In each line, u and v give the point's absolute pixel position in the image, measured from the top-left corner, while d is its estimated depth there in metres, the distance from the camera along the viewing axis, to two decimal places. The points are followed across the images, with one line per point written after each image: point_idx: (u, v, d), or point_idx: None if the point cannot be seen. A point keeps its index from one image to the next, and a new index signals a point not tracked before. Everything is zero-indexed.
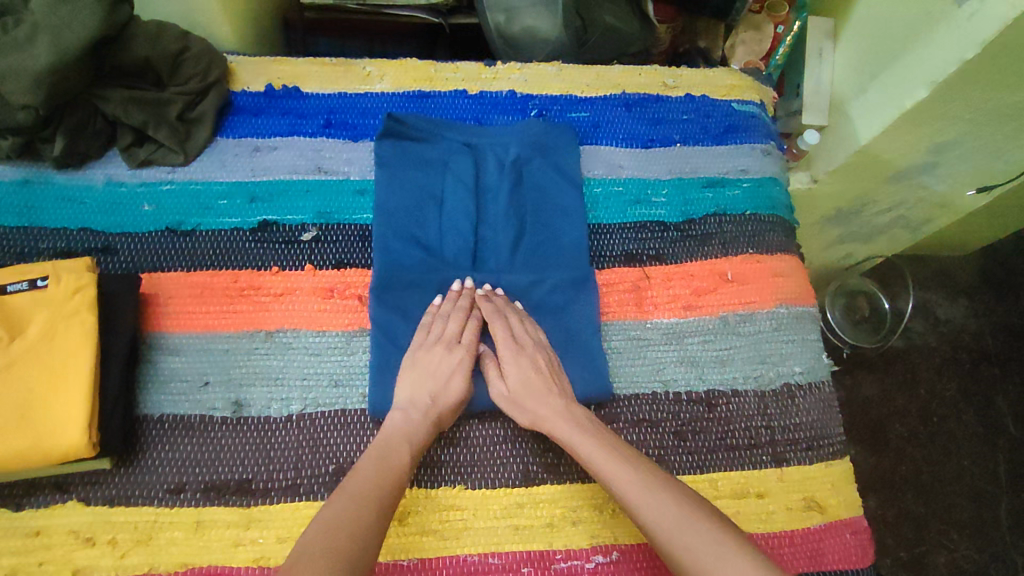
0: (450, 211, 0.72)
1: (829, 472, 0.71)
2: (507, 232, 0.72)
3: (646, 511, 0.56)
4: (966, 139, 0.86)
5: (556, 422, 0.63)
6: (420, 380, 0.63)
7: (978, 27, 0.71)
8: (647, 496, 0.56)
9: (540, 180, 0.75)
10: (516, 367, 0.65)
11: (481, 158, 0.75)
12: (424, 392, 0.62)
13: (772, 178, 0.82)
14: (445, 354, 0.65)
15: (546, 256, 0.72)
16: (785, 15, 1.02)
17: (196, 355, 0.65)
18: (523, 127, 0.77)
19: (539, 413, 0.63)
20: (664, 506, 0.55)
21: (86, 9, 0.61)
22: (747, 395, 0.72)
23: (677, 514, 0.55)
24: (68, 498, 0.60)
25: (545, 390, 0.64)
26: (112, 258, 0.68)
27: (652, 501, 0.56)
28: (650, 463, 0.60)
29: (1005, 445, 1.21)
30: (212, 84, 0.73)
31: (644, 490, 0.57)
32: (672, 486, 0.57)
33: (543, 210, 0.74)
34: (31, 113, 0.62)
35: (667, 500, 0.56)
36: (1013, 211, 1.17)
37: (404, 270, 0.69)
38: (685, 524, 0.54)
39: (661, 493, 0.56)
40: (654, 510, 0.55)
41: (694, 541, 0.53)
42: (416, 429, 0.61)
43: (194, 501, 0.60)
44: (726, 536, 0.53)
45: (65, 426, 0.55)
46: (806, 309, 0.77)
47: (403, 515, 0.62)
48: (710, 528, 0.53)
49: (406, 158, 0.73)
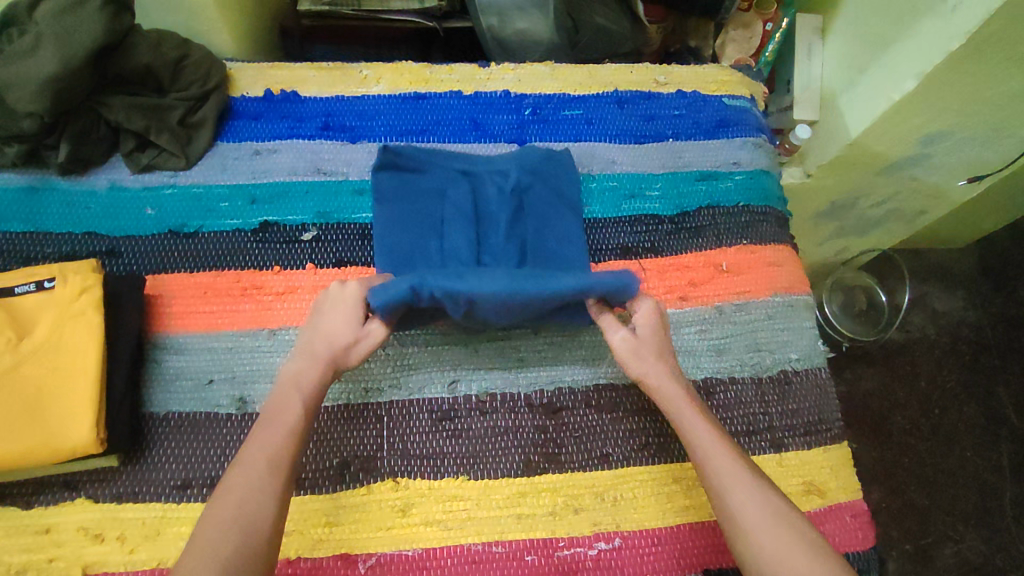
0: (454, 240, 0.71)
1: (828, 457, 0.71)
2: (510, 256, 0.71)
3: (762, 542, 0.53)
4: (954, 130, 0.87)
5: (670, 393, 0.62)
6: (326, 327, 0.61)
7: (963, 18, 0.73)
8: (745, 492, 0.56)
9: (540, 204, 0.75)
10: (636, 350, 0.64)
11: (480, 183, 0.75)
12: (319, 338, 0.60)
13: (764, 171, 0.84)
14: (341, 298, 0.62)
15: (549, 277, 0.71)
16: (773, 13, 1.03)
17: (202, 353, 0.66)
18: (520, 154, 0.77)
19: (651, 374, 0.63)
20: (779, 544, 0.53)
21: (89, 20, 0.62)
22: (744, 382, 0.73)
23: (793, 555, 0.52)
24: (77, 495, 0.60)
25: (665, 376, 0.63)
26: (116, 260, 0.69)
27: (767, 533, 0.53)
28: (770, 486, 0.57)
29: (1007, 435, 1.22)
30: (211, 90, 0.74)
31: (744, 485, 0.56)
32: (793, 520, 0.55)
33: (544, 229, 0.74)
34: (35, 120, 0.64)
35: (786, 534, 0.53)
36: (1006, 202, 1.18)
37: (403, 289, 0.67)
38: (797, 564, 0.51)
39: (781, 525, 0.54)
40: (775, 543, 0.53)
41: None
42: (304, 381, 0.58)
43: (200, 496, 0.61)
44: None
45: (73, 424, 0.56)
46: (800, 298, 0.78)
47: (407, 506, 0.63)
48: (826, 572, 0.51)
49: (404, 190, 0.73)
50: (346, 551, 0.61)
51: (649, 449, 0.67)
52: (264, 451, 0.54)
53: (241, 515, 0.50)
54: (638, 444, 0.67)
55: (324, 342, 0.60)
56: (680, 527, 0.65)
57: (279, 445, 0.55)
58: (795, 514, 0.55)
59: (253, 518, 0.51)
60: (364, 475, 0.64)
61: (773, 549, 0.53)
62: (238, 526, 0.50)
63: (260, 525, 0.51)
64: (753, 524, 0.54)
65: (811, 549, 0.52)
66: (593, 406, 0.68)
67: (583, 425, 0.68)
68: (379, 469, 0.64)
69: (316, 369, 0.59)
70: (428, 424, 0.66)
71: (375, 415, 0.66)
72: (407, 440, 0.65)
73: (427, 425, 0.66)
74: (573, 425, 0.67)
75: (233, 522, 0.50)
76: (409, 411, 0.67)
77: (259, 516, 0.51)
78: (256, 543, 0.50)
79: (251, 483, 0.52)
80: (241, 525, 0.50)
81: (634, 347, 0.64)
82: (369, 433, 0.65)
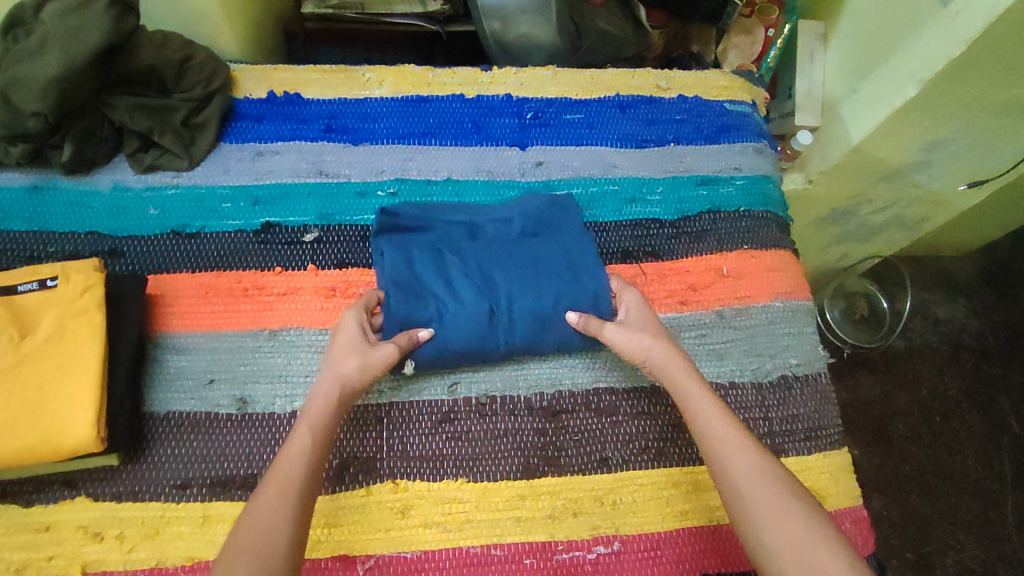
0: (462, 302, 0.67)
1: (828, 463, 0.71)
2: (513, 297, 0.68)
3: (760, 503, 0.53)
4: (956, 137, 0.88)
5: (672, 366, 0.63)
6: (337, 356, 0.61)
7: (964, 25, 0.73)
8: (740, 456, 0.56)
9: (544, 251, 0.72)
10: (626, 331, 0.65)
11: (486, 235, 0.73)
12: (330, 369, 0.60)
13: (765, 176, 0.84)
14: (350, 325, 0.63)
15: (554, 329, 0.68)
16: (774, 19, 1.04)
17: (202, 353, 0.66)
18: (526, 207, 0.75)
19: (650, 355, 0.64)
20: (775, 506, 0.53)
21: (95, 20, 0.63)
22: (744, 387, 0.73)
23: (790, 517, 0.52)
24: (76, 494, 0.60)
25: (663, 350, 0.64)
26: (119, 260, 0.69)
27: (766, 495, 0.54)
28: (769, 454, 0.58)
29: (1009, 443, 1.22)
30: (216, 91, 0.75)
31: (741, 450, 0.57)
32: (790, 485, 0.55)
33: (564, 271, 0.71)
34: (40, 120, 0.64)
35: (785, 500, 0.53)
36: (1008, 210, 1.19)
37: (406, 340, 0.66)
38: (793, 525, 0.52)
39: (778, 489, 0.54)
40: (772, 505, 0.53)
41: (798, 543, 0.50)
42: (312, 414, 0.57)
43: (200, 496, 0.61)
44: (832, 543, 0.50)
45: (73, 422, 0.56)
46: (801, 303, 0.78)
47: (406, 507, 0.63)
48: (820, 533, 0.51)
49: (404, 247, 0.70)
50: (345, 552, 0.61)
51: (649, 452, 0.67)
52: (276, 482, 0.52)
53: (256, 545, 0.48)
54: (638, 447, 0.67)
55: (335, 371, 0.60)
56: (679, 532, 0.65)
57: (295, 475, 0.53)
58: (792, 481, 0.56)
59: (265, 536, 0.49)
60: (364, 476, 0.64)
61: (769, 510, 0.53)
62: (259, 553, 0.48)
63: (277, 551, 0.49)
64: (752, 486, 0.54)
65: (807, 512, 0.53)
66: (593, 409, 0.69)
67: (583, 428, 0.68)
68: (378, 470, 0.64)
69: (325, 401, 0.58)
70: (429, 426, 0.66)
71: (375, 416, 0.66)
72: (407, 442, 0.65)
73: (426, 427, 0.66)
74: (573, 428, 0.67)
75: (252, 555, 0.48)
76: (408, 413, 0.67)
77: (279, 541, 0.49)
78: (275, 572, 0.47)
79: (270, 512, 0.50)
80: (263, 555, 0.48)
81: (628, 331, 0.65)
82: (368, 434, 0.65)
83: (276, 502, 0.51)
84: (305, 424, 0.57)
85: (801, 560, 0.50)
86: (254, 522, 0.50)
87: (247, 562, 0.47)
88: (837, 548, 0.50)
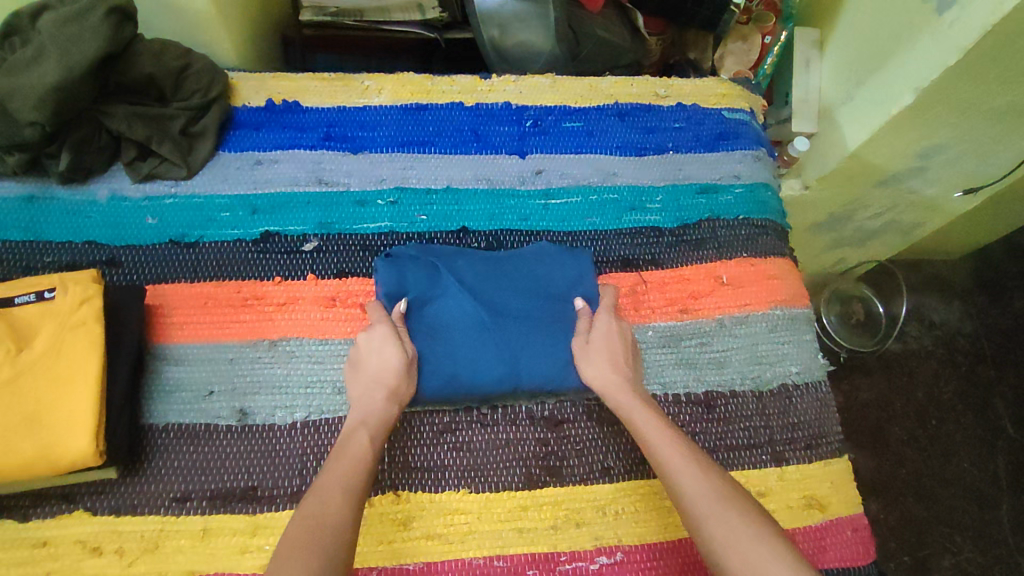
0: (461, 330, 0.68)
1: (828, 472, 0.71)
2: (523, 324, 0.70)
3: (714, 527, 0.53)
4: (951, 143, 0.88)
5: (618, 394, 0.64)
6: (374, 370, 0.63)
7: (960, 33, 0.74)
8: (687, 477, 0.56)
9: (550, 286, 0.72)
10: (590, 354, 0.67)
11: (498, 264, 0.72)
12: (376, 382, 0.62)
13: (763, 183, 0.84)
14: (376, 337, 0.64)
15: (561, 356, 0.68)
16: (772, 27, 1.04)
17: (202, 364, 0.66)
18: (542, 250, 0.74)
19: (598, 378, 0.66)
20: (729, 526, 0.52)
21: (93, 29, 0.62)
22: (744, 396, 0.73)
23: (745, 538, 0.51)
24: (74, 508, 0.60)
25: (614, 380, 0.65)
26: (117, 270, 0.68)
27: (715, 512, 0.54)
28: (718, 472, 0.57)
29: (1003, 446, 1.22)
30: (214, 99, 0.74)
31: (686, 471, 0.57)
32: (741, 500, 0.55)
33: (553, 290, 0.72)
34: (37, 129, 0.63)
35: (735, 516, 0.53)
36: (1001, 214, 1.20)
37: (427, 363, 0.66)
38: (746, 544, 0.51)
39: (731, 509, 0.53)
40: (725, 527, 0.52)
41: (753, 565, 0.49)
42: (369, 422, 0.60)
43: (200, 509, 0.60)
44: (786, 557, 0.50)
45: (71, 436, 0.56)
46: (801, 311, 0.78)
47: (408, 519, 0.63)
48: (771, 548, 0.50)
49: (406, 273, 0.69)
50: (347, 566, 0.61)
51: (650, 462, 0.67)
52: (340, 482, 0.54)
53: (321, 537, 0.50)
54: (639, 457, 0.67)
55: (381, 385, 0.62)
56: (681, 542, 0.65)
57: (353, 473, 0.55)
58: (742, 495, 0.55)
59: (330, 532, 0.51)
60: None
61: (724, 531, 0.52)
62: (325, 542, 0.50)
63: (337, 542, 0.50)
64: (705, 511, 0.54)
65: (760, 528, 0.52)
66: (594, 419, 0.68)
67: (583, 438, 0.67)
68: (380, 482, 0.64)
69: (377, 411, 0.61)
70: (430, 437, 0.66)
71: None
72: (408, 453, 0.65)
73: (428, 438, 0.66)
74: (574, 438, 0.67)
75: (318, 543, 0.49)
76: (411, 423, 0.66)
77: (341, 531, 0.51)
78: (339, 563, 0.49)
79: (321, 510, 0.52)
80: (325, 543, 0.50)
81: (588, 357, 0.67)
82: None
83: (338, 499, 0.53)
84: (364, 429, 0.59)
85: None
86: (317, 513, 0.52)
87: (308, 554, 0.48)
88: (791, 564, 0.49)
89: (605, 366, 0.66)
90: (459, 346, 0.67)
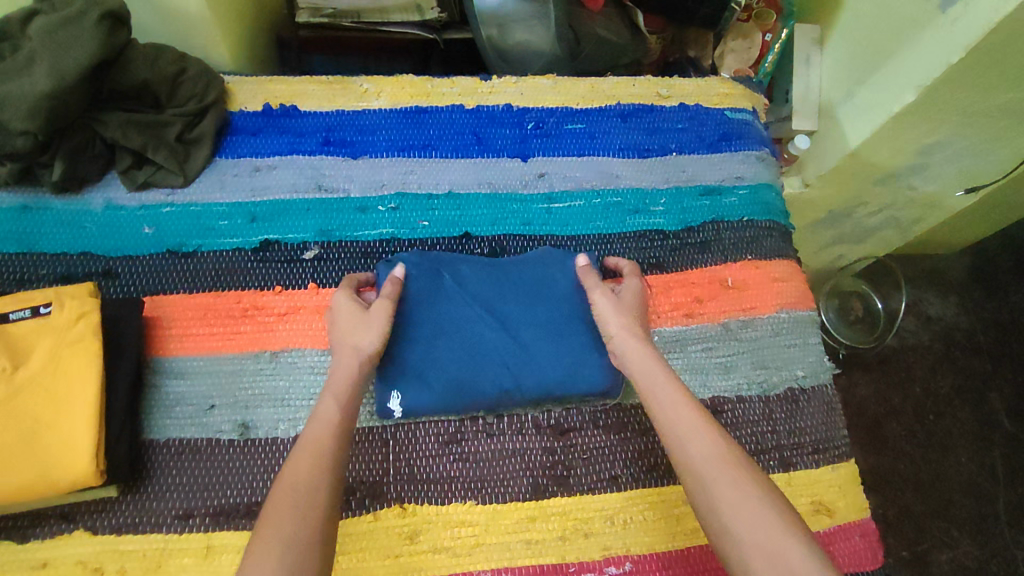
0: (466, 334, 0.67)
1: (835, 476, 0.71)
2: (530, 334, 0.68)
3: (721, 489, 0.52)
4: (952, 141, 0.88)
5: (631, 353, 0.63)
6: (345, 333, 0.63)
7: (963, 31, 0.73)
8: (695, 438, 0.55)
9: (556, 291, 0.70)
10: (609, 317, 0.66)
11: (504, 271, 0.71)
12: (346, 346, 0.62)
13: (767, 184, 0.84)
14: (346, 302, 0.64)
15: (570, 365, 0.67)
16: (773, 23, 1.02)
17: (202, 378, 0.64)
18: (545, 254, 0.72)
19: (615, 338, 0.65)
20: (736, 490, 0.52)
21: (85, 35, 0.61)
22: (751, 401, 0.72)
23: (748, 503, 0.51)
24: (74, 528, 0.59)
25: (631, 339, 0.64)
26: (113, 282, 0.67)
27: (721, 477, 0.53)
28: (725, 435, 0.56)
29: (999, 440, 1.23)
30: (210, 105, 0.72)
31: (695, 431, 0.56)
32: (747, 466, 0.54)
33: (562, 296, 0.70)
34: (30, 139, 0.61)
35: (740, 480, 0.52)
36: (998, 208, 1.20)
37: (429, 373, 0.65)
38: (754, 511, 0.50)
39: (738, 473, 0.53)
40: (733, 495, 0.51)
41: (756, 533, 0.49)
42: (337, 386, 0.59)
43: (203, 526, 0.59)
44: (792, 528, 0.49)
45: (71, 455, 0.54)
46: (806, 314, 0.78)
47: (415, 532, 0.62)
48: (778, 517, 0.50)
49: (411, 277, 0.68)
50: None
51: (658, 470, 0.67)
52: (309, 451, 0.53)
53: (295, 529, 0.48)
54: (646, 465, 0.67)
55: (350, 347, 0.62)
56: (690, 550, 0.64)
57: (325, 445, 0.54)
58: (748, 461, 0.55)
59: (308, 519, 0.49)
60: (371, 501, 0.62)
61: (732, 495, 0.51)
62: (294, 515, 0.49)
63: (308, 514, 0.49)
64: (713, 472, 0.53)
65: (769, 497, 0.51)
66: (601, 427, 0.68)
67: (591, 446, 0.67)
68: (386, 495, 0.63)
69: (346, 374, 0.60)
70: (435, 448, 0.65)
71: (382, 440, 0.65)
72: (413, 465, 0.64)
73: (433, 449, 0.65)
74: (581, 447, 0.67)
75: (291, 515, 0.49)
76: (416, 435, 0.65)
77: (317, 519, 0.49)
78: (310, 541, 0.48)
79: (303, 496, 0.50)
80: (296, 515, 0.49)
81: (609, 318, 0.66)
82: (375, 458, 0.64)
83: (305, 470, 0.52)
84: (331, 393, 0.58)
85: (757, 543, 0.49)
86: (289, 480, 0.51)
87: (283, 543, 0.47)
88: (800, 537, 0.49)
89: (623, 325, 0.65)
90: (464, 354, 0.66)
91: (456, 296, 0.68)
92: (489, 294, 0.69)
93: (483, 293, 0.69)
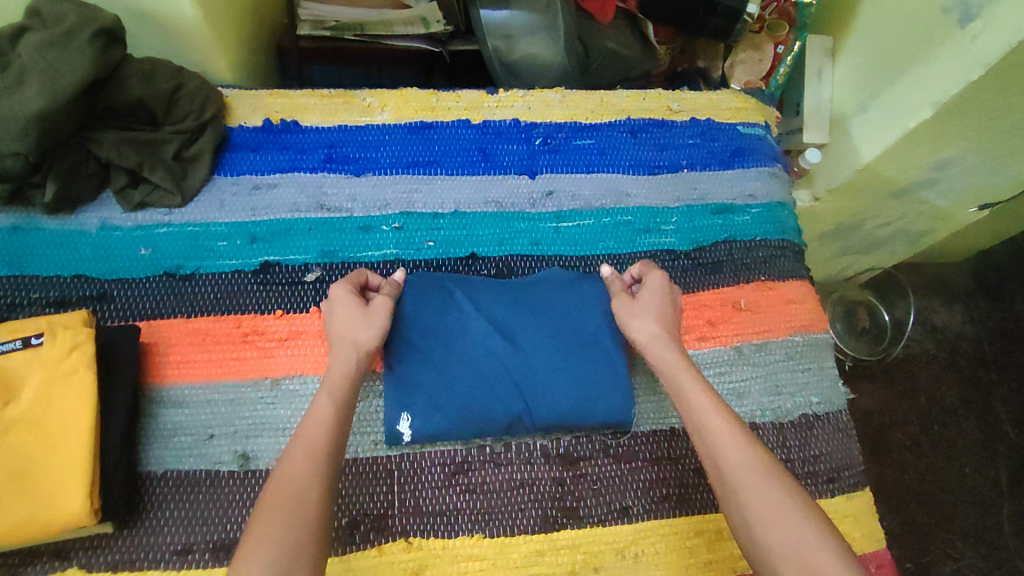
0: (477, 357, 0.65)
1: (850, 505, 0.69)
2: (546, 357, 0.66)
3: (752, 498, 0.51)
4: (966, 156, 0.86)
5: (658, 351, 0.61)
6: (343, 328, 0.61)
7: (983, 48, 0.71)
8: (727, 442, 0.54)
9: (570, 309, 0.68)
10: (636, 313, 0.64)
11: (515, 294, 0.69)
12: (344, 340, 0.60)
13: (780, 202, 0.82)
14: (346, 297, 0.62)
15: (583, 389, 0.65)
16: (785, 35, 1.00)
17: (201, 407, 0.62)
18: (551, 276, 0.71)
19: (639, 334, 0.63)
20: (771, 501, 0.50)
21: (78, 53, 0.58)
22: (764, 428, 0.71)
23: (783, 513, 0.49)
24: (69, 565, 0.57)
25: (659, 339, 0.62)
26: (108, 306, 0.65)
27: (755, 486, 0.51)
28: (757, 441, 0.55)
29: (1006, 452, 1.21)
30: (208, 121, 0.70)
31: (726, 435, 0.54)
32: (780, 473, 0.52)
33: (577, 320, 0.68)
34: (20, 160, 0.59)
35: (773, 490, 0.51)
36: (1006, 218, 1.18)
37: (446, 397, 0.63)
38: (789, 524, 0.49)
39: (771, 481, 0.51)
40: (768, 503, 0.50)
41: (792, 546, 0.48)
42: (334, 381, 0.57)
43: (202, 562, 0.57)
44: (827, 540, 0.48)
45: (64, 494, 0.52)
46: (820, 336, 0.76)
47: (421, 567, 0.60)
48: (812, 530, 0.48)
49: (426, 296, 0.67)
50: None
51: (670, 500, 0.65)
52: (302, 451, 0.52)
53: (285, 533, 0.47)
54: (658, 495, 0.65)
55: (349, 341, 0.60)
56: None
57: (320, 437, 0.52)
58: (779, 467, 0.53)
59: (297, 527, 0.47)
60: (375, 535, 0.60)
61: (767, 507, 0.50)
62: (279, 519, 0.47)
63: (303, 517, 0.48)
64: (745, 482, 0.51)
65: (801, 506, 0.50)
66: (612, 455, 0.66)
67: (601, 476, 0.65)
68: (391, 528, 0.61)
69: (342, 369, 0.58)
70: (441, 478, 0.63)
71: (386, 470, 0.63)
72: (419, 497, 0.62)
73: (439, 479, 0.63)
74: (592, 477, 0.65)
75: (278, 521, 0.47)
76: (422, 465, 0.63)
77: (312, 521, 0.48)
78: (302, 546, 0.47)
79: (293, 503, 0.48)
80: (295, 520, 0.47)
81: (636, 317, 0.64)
82: (380, 489, 0.62)
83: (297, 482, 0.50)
84: (325, 391, 0.56)
85: (794, 555, 0.47)
86: (280, 493, 0.49)
87: (262, 553, 0.45)
88: (837, 549, 0.47)
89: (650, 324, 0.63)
90: (477, 376, 0.64)
91: (466, 317, 0.67)
92: (504, 317, 0.67)
93: (497, 315, 0.67)
